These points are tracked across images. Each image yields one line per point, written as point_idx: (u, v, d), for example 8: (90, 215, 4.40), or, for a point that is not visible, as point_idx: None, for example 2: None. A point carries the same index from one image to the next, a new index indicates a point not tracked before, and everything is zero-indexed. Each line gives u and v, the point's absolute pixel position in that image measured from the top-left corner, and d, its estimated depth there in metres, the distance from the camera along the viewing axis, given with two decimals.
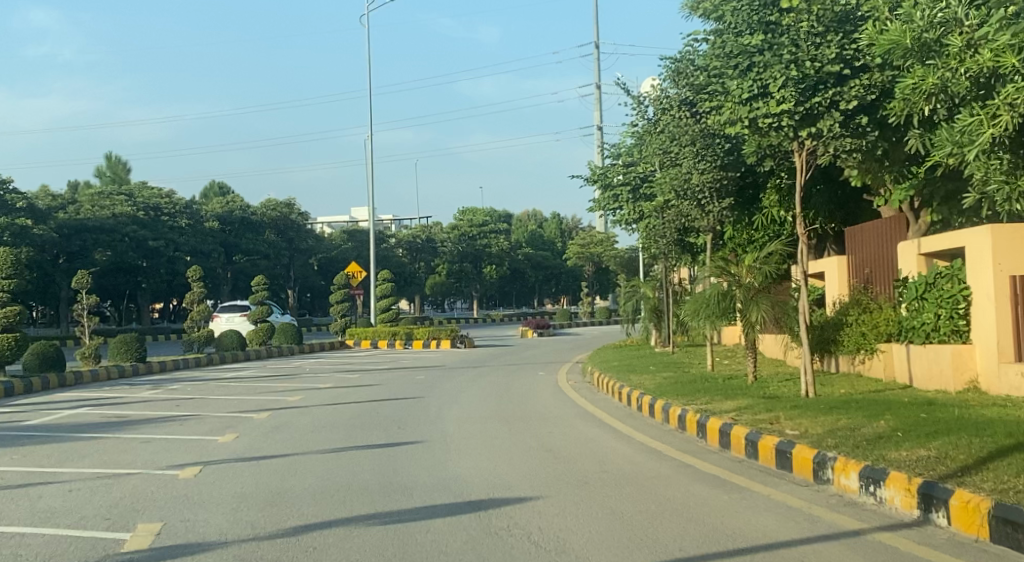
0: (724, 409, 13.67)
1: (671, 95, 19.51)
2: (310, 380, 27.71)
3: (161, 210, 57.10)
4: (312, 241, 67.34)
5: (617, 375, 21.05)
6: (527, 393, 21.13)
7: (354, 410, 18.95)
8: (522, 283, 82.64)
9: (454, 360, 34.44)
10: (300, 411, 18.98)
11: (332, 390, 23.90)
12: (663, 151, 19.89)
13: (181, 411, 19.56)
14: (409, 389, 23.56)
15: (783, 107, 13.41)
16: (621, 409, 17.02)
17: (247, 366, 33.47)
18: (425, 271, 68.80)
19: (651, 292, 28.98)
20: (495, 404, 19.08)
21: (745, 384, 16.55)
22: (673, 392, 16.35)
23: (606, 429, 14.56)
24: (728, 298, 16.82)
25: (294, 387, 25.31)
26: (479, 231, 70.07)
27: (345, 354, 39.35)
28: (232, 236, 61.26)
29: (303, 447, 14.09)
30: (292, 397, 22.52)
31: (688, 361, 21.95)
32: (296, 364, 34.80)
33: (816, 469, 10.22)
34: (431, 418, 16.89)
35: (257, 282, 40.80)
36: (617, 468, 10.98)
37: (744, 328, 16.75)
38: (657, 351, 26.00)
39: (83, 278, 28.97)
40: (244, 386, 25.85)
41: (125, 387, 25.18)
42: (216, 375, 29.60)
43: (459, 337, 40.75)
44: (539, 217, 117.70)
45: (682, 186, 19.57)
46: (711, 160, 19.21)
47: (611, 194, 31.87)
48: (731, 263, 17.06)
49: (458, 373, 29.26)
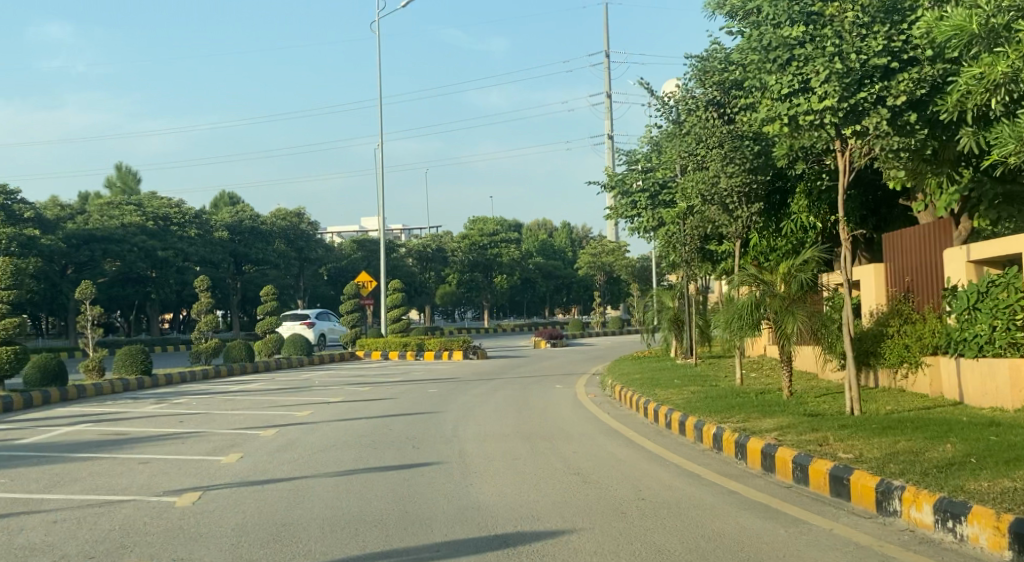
0: (762, 427, 12.75)
1: (697, 95, 18.59)
2: (319, 393, 26.80)
3: (169, 220, 56.37)
4: (321, 250, 66.48)
5: (641, 390, 20.10)
6: (547, 408, 20.20)
7: (365, 427, 18.02)
8: (533, 292, 81.67)
9: (466, 372, 33.50)
10: (310, 428, 18.06)
11: (342, 405, 22.97)
12: (689, 154, 18.94)
13: (185, 428, 18.65)
14: (422, 404, 22.64)
15: (825, 104, 12.47)
16: (647, 427, 16.09)
17: (255, 378, 32.57)
18: (435, 281, 67.92)
19: (672, 302, 28.06)
20: (514, 420, 18.16)
21: (781, 400, 15.59)
22: (704, 409, 15.41)
23: (635, 449, 13.63)
24: (761, 308, 15.88)
25: (302, 401, 24.40)
26: (490, 240, 69.01)
27: (356, 365, 38.44)
28: (241, 246, 60.47)
29: (312, 469, 13.16)
30: (301, 412, 21.60)
31: (713, 374, 21.01)
32: (305, 376, 33.91)
33: (882, 500, 9.24)
34: (448, 437, 15.95)
35: (266, 292, 39.94)
36: (656, 499, 10.07)
37: (778, 340, 15.80)
38: (680, 363, 25.06)
39: (86, 289, 28.10)
40: (251, 400, 24.95)
41: (128, 401, 24.29)
42: (223, 388, 28.70)
43: (472, 348, 39.82)
44: (549, 227, 116.77)
45: (709, 191, 18.62)
46: (740, 163, 18.23)
47: (629, 202, 30.98)
48: (764, 270, 16.10)
49: (472, 386, 28.33)
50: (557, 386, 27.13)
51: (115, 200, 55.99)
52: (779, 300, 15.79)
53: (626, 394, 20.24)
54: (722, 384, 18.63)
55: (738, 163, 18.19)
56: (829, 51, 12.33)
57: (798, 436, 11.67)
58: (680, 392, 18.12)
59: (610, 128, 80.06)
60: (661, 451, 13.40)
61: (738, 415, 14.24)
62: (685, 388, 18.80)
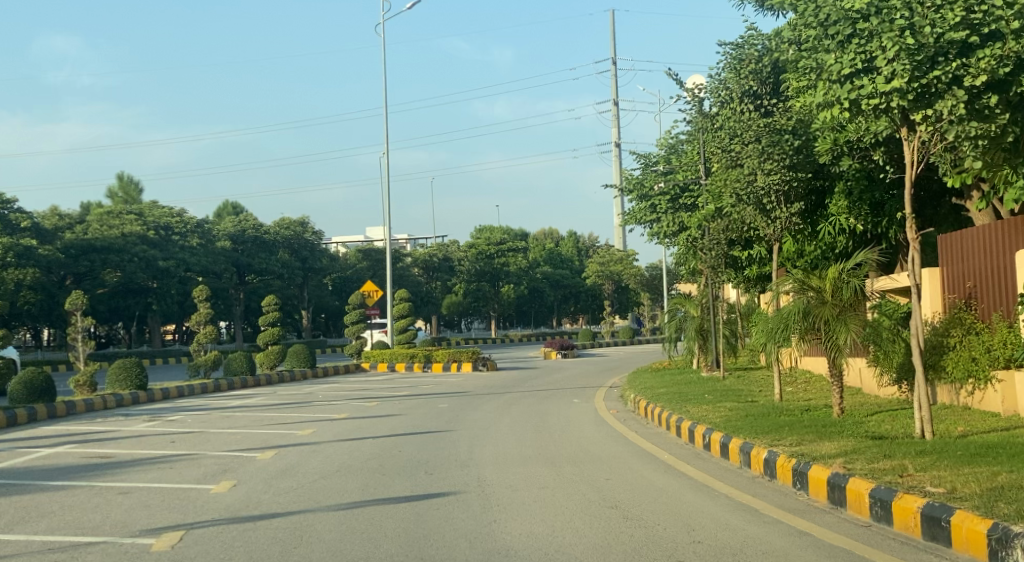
0: (821, 452, 11.29)
1: (730, 87, 17.24)
2: (323, 409, 25.31)
3: (171, 229, 55.07)
4: (326, 260, 65.00)
5: (670, 406, 18.61)
6: (568, 426, 18.71)
7: (372, 448, 16.53)
8: (540, 302, 80.08)
9: (476, 385, 32.03)
10: (312, 449, 16.58)
11: (347, 422, 21.48)
12: (721, 151, 17.51)
13: (176, 449, 17.16)
14: (433, 421, 21.15)
15: (894, 85, 11.10)
16: (684, 449, 14.63)
17: (256, 393, 31.12)
18: (441, 291, 65.87)
19: (695, 310, 26.60)
20: (534, 440, 16.68)
21: (833, 419, 14.12)
22: (747, 428, 13.95)
23: (677, 477, 12.17)
24: (809, 317, 14.44)
25: (305, 417, 22.91)
26: (498, 249, 68.46)
27: (362, 379, 36.94)
28: (244, 255, 59.08)
29: (314, 500, 11.71)
30: (303, 430, 20.10)
31: (747, 389, 19.54)
32: (308, 390, 32.38)
33: (998, 547, 7.91)
34: (464, 460, 14.47)
35: (268, 302, 38.44)
36: (713, 546, 8.64)
37: (829, 352, 14.35)
38: (707, 376, 23.59)
39: (77, 300, 26.59)
40: (251, 416, 23.47)
41: (120, 418, 22.80)
42: (221, 403, 27.20)
43: (481, 360, 38.33)
44: (556, 235, 115.32)
45: (744, 190, 17.16)
46: (780, 159, 16.72)
47: (649, 206, 29.58)
48: (812, 274, 14.64)
49: (485, 400, 26.84)
50: (574, 400, 25.62)
51: (115, 209, 54.64)
52: (829, 309, 14.36)
53: (654, 409, 18.76)
54: (760, 400, 17.16)
55: (777, 159, 16.72)
56: (898, 24, 10.95)
57: (870, 463, 10.21)
58: (715, 409, 16.64)
59: (618, 135, 78.58)
60: (705, 479, 11.95)
61: (787, 435, 12.79)
62: (720, 404, 17.30)
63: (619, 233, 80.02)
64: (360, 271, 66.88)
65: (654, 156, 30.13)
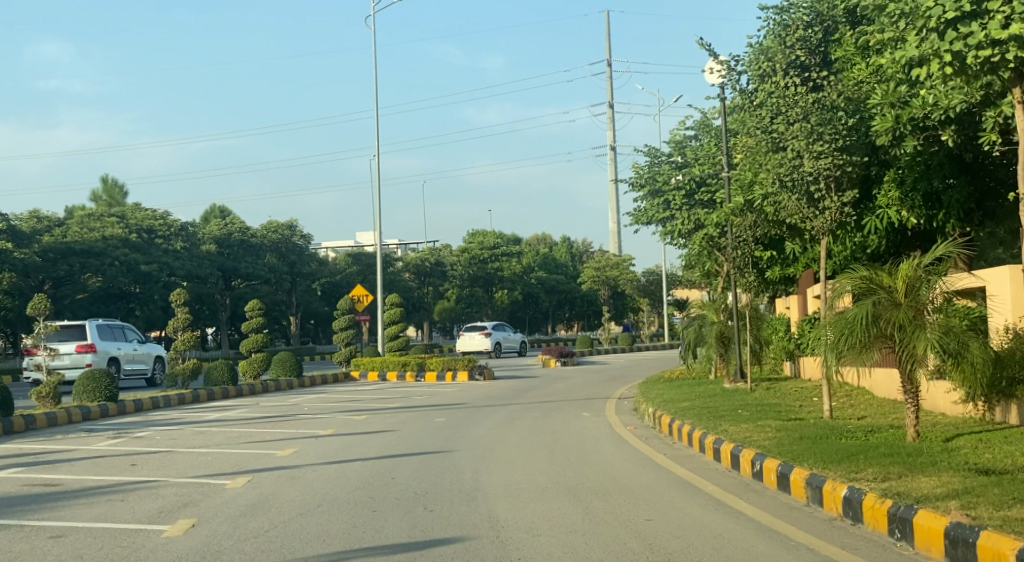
0: (921, 490, 9.17)
1: (772, 57, 15.13)
2: (307, 423, 23.00)
3: (154, 233, 52.64)
4: (314, 263, 62.59)
5: (700, 422, 16.39)
6: (584, 447, 16.47)
7: (362, 474, 14.25)
8: (535, 308, 77.73)
9: (473, 396, 29.74)
10: (292, 475, 14.29)
11: (334, 439, 19.18)
12: (762, 131, 15.37)
13: (135, 473, 14.86)
14: (431, 439, 18.87)
15: (1010, 31, 10.14)
16: (730, 479, 12.40)
17: (237, 404, 28.81)
18: (434, 297, 64.42)
19: (716, 316, 24.37)
20: (549, 464, 14.43)
21: (910, 444, 11.93)
22: (808, 452, 11.74)
23: (736, 519, 9.95)
24: (879, 322, 12.26)
25: (288, 433, 20.62)
26: (491, 253, 64.86)
27: (351, 388, 34.65)
28: (230, 259, 56.77)
29: (289, 549, 9.47)
30: (284, 449, 17.80)
31: (785, 405, 17.34)
32: (293, 401, 30.06)
33: None
34: (471, 492, 12.23)
35: (251, 306, 36.13)
36: None
37: (904, 364, 12.18)
38: (731, 389, 21.34)
39: (39, 303, 24.25)
40: (229, 431, 21.20)
41: (82, 434, 20.47)
42: (197, 417, 24.88)
43: (478, 368, 36.02)
44: (549, 241, 113.05)
45: (789, 176, 15.01)
46: (831, 138, 14.61)
47: (662, 202, 27.37)
48: (881, 270, 12.47)
49: (486, 412, 24.58)
50: (584, 413, 23.36)
51: (95, 211, 52.38)
52: (905, 313, 12.18)
53: (683, 426, 16.53)
54: (809, 419, 14.95)
55: (829, 139, 14.61)
56: None
57: (996, 509, 8.44)
58: (758, 427, 14.43)
59: (613, 139, 76.34)
60: (772, 522, 9.80)
61: (864, 463, 10.60)
62: (762, 422, 15.06)
63: (616, 238, 77.84)
64: (350, 276, 64.47)
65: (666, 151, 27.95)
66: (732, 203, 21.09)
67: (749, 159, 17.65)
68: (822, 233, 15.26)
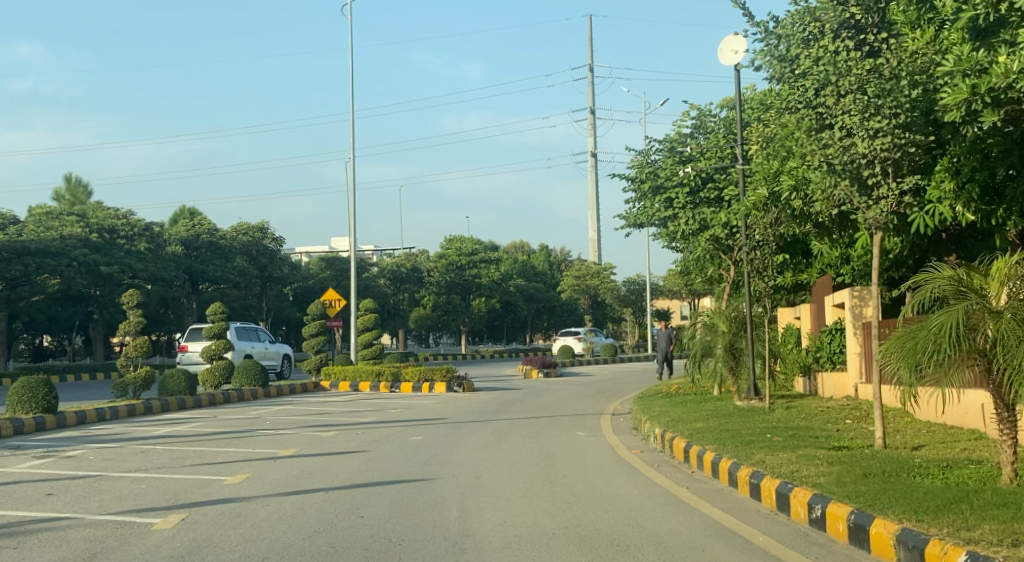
0: None
1: (819, 16, 12.80)
2: (268, 441, 20.49)
3: (115, 232, 49.93)
4: (286, 268, 59.94)
5: (724, 447, 14.05)
6: (590, 476, 14.06)
7: (322, 513, 11.71)
8: (513, 317, 75.43)
9: (455, 410, 27.25)
10: (239, 513, 11.75)
11: (295, 462, 16.64)
12: (804, 105, 13.04)
13: (47, 505, 12.25)
14: (408, 463, 16.42)
15: None
16: (782, 528, 10.00)
17: (193, 418, 26.30)
18: (409, 303, 61.75)
19: (724, 326, 21.80)
20: (553, 501, 12.05)
21: (1009, 485, 9.75)
22: (886, 496, 9.41)
23: None
24: (973, 334, 10.63)
25: (243, 454, 18.09)
26: (470, 260, 62.08)
27: (320, 399, 32.14)
28: (197, 262, 54.13)
29: None
30: (236, 474, 15.25)
31: (820, 430, 14.98)
32: (255, 414, 27.49)
33: None
34: (460, 543, 9.76)
35: (213, 310, 33.54)
36: None
37: (1006, 382, 10.53)
38: (746, 410, 18.68)
39: None
40: (178, 450, 18.67)
41: (5, 452, 17.79)
42: (144, 431, 22.26)
43: (457, 379, 33.57)
44: (527, 249, 110.78)
45: (838, 158, 12.66)
46: (892, 112, 12.29)
47: (663, 200, 24.84)
48: (975, 271, 10.87)
49: (469, 429, 22.16)
50: (579, 433, 20.93)
51: (54, 209, 49.85)
52: (1007, 327, 10.52)
53: (701, 453, 14.14)
54: (861, 448, 12.63)
55: (888, 114, 12.27)
56: None
57: None
58: (802, 458, 12.05)
59: (594, 146, 74.38)
60: None
61: (977, 517, 8.48)
62: (803, 450, 12.73)
63: (597, 245, 75.57)
64: (323, 281, 61.73)
65: (669, 144, 25.38)
66: (754, 198, 18.79)
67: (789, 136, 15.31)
68: (876, 227, 12.91)
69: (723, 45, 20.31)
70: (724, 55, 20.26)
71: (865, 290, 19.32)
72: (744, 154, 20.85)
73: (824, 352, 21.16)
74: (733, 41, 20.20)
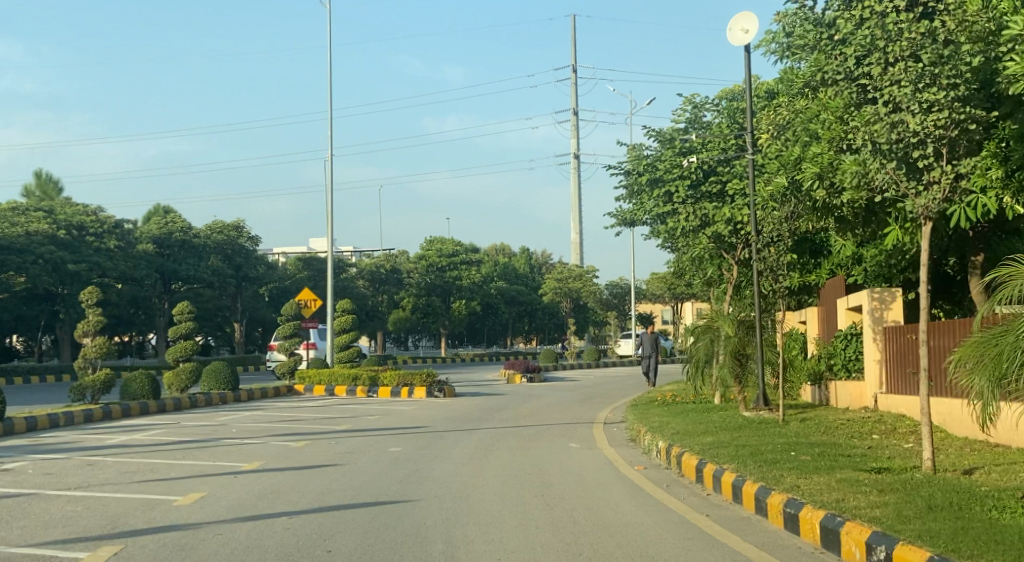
0: None
1: None
2: (231, 453, 18.71)
3: (85, 230, 47.55)
4: (262, 267, 57.96)
5: (747, 468, 12.30)
6: (591, 500, 12.33)
7: (281, 546, 9.96)
8: (494, 319, 73.61)
9: (434, 417, 25.48)
10: (183, 545, 9.99)
11: (257, 479, 14.87)
12: (844, 78, 11.34)
13: None
14: (385, 480, 14.66)
15: None
16: None
17: (154, 425, 24.54)
18: (388, 305, 60.61)
19: (732, 330, 19.91)
20: (552, 534, 10.34)
21: None
22: (970, 538, 8.06)
23: None
24: None
25: (201, 468, 16.29)
26: (450, 262, 60.05)
27: (293, 405, 30.32)
28: (170, 261, 52.10)
29: None
30: (189, 493, 13.48)
31: (851, 448, 13.26)
32: (221, 421, 25.66)
33: None
34: None
35: (179, 309, 31.70)
36: None
37: None
38: (761, 423, 16.86)
39: None
40: (132, 462, 16.89)
41: None
42: (97, 440, 20.42)
43: (438, 384, 31.74)
44: (508, 252, 109.06)
45: (884, 139, 10.97)
46: (951, 83, 10.62)
47: (662, 193, 23.11)
48: None
49: (452, 439, 20.42)
50: (572, 445, 19.25)
51: (19, 204, 46.83)
52: None
53: (720, 473, 12.47)
54: (909, 472, 11.01)
55: (944, 85, 10.63)
56: None
57: None
58: (845, 484, 10.39)
59: (577, 147, 72.64)
60: None
61: None
62: (842, 473, 11.05)
63: (579, 249, 73.90)
64: (299, 281, 59.84)
65: (667, 133, 23.66)
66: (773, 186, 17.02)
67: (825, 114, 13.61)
68: (926, 218, 11.20)
69: (732, 24, 18.58)
70: (733, 35, 18.57)
71: (888, 293, 17.87)
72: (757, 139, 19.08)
73: (837, 360, 19.38)
74: (742, 19, 18.52)
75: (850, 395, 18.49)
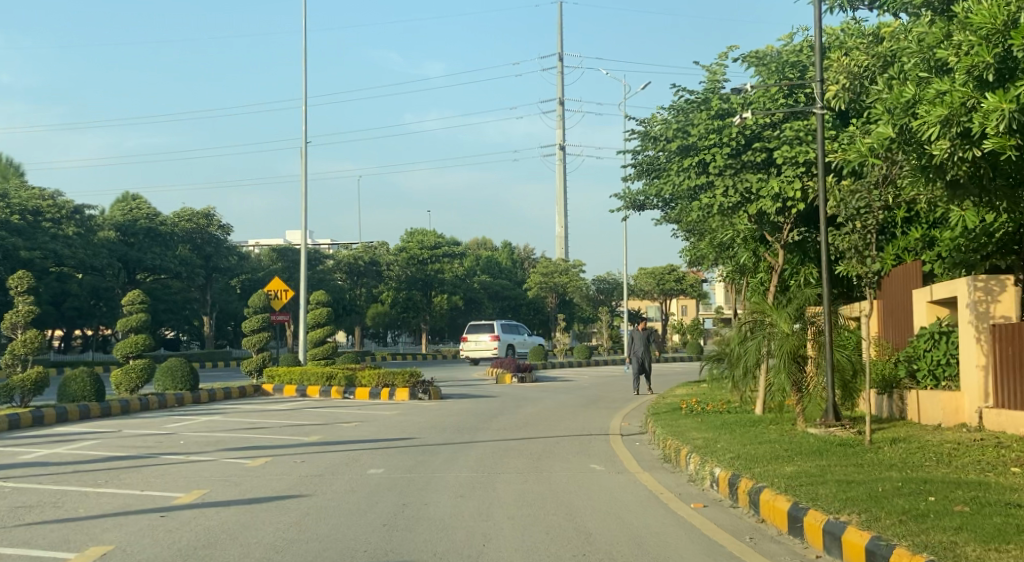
0: None
1: None
2: (171, 475, 15.10)
3: (40, 215, 42.92)
4: (234, 258, 54.02)
5: (878, 527, 8.69)
6: None
7: None
8: (476, 315, 69.48)
9: (422, 425, 21.81)
10: None
11: (189, 523, 11.29)
12: None
13: None
14: (361, 525, 11.08)
15: None
16: None
17: (91, 433, 20.81)
18: (366, 300, 55.92)
19: (787, 327, 16.44)
20: None
21: None
22: None
23: None
24: None
25: (124, 503, 12.67)
26: (433, 254, 56.17)
27: (258, 407, 26.59)
28: (134, 250, 48.04)
29: None
30: (89, 549, 9.90)
31: (1012, 491, 9.57)
32: (171, 429, 21.94)
33: None
34: None
35: (132, 299, 27.86)
36: None
37: None
38: (842, 446, 13.15)
39: None
40: (38, 495, 13.22)
41: None
42: (11, 458, 16.71)
43: (422, 385, 27.95)
44: (491, 245, 105.44)
45: None
46: None
47: (696, 164, 19.46)
48: None
49: (445, 456, 16.81)
50: (596, 466, 15.68)
51: None
52: None
53: (841, 529, 8.83)
54: None
55: None
56: None
57: None
58: None
59: (563, 137, 69.01)
60: None
61: None
62: None
63: (566, 241, 70.50)
64: (272, 273, 55.85)
65: (700, 94, 20.11)
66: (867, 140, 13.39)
67: (980, 44, 10.57)
68: None
69: None
70: None
71: (996, 282, 14.24)
72: (836, 86, 15.52)
73: (920, 366, 15.71)
74: None
75: (944, 406, 14.76)
